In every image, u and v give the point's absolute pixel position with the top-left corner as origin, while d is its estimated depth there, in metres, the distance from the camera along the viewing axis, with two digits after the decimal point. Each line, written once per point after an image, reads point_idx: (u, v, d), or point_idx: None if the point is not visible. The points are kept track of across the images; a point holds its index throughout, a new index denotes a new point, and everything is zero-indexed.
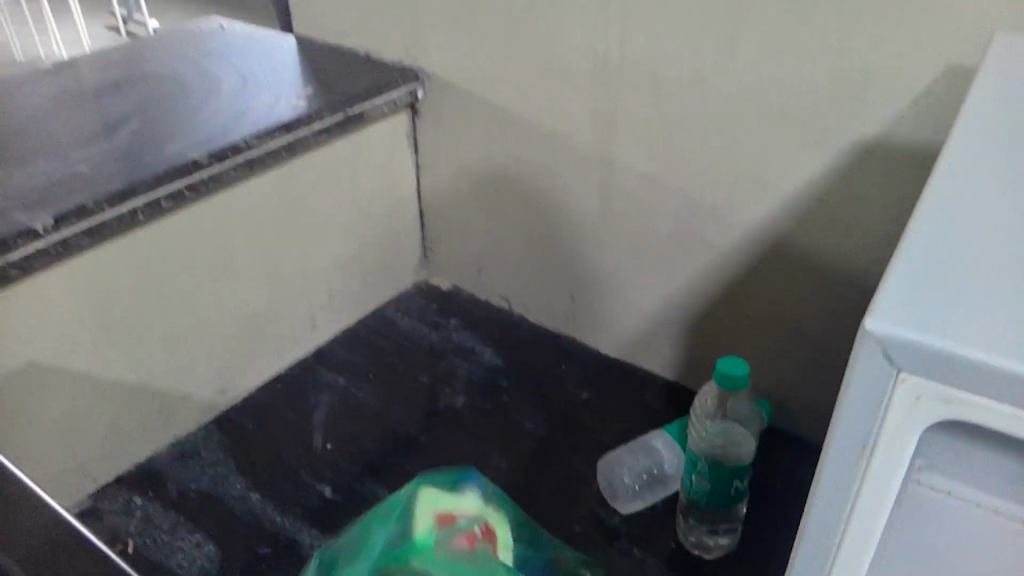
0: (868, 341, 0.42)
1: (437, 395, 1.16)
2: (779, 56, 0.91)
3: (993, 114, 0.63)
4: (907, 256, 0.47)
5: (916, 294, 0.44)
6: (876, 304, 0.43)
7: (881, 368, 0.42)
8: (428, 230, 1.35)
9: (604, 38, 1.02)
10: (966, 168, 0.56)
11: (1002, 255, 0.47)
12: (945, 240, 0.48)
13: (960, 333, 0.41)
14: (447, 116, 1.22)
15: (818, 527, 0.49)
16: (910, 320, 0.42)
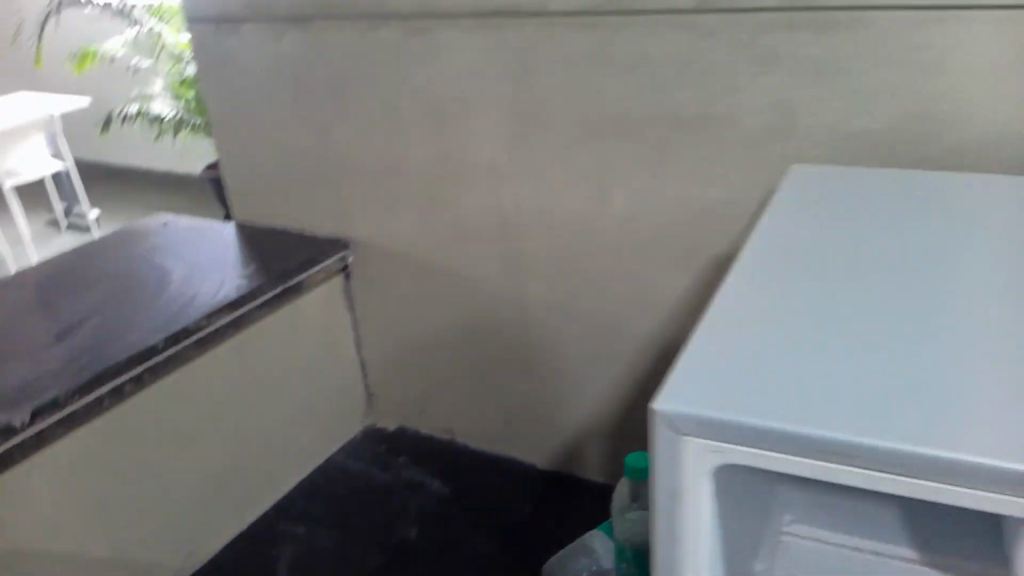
0: (659, 418, 0.51)
1: (392, 530, 1.25)
2: (643, 195, 1.08)
3: (782, 220, 0.78)
4: (695, 344, 0.58)
5: (706, 375, 0.54)
6: (664, 387, 0.53)
7: (674, 438, 0.52)
8: (370, 377, 1.47)
9: (500, 195, 1.19)
10: (751, 268, 0.69)
11: (771, 332, 0.59)
12: (728, 326, 0.60)
13: (727, 400, 0.52)
14: (376, 275, 1.37)
15: None
16: (690, 396, 0.52)
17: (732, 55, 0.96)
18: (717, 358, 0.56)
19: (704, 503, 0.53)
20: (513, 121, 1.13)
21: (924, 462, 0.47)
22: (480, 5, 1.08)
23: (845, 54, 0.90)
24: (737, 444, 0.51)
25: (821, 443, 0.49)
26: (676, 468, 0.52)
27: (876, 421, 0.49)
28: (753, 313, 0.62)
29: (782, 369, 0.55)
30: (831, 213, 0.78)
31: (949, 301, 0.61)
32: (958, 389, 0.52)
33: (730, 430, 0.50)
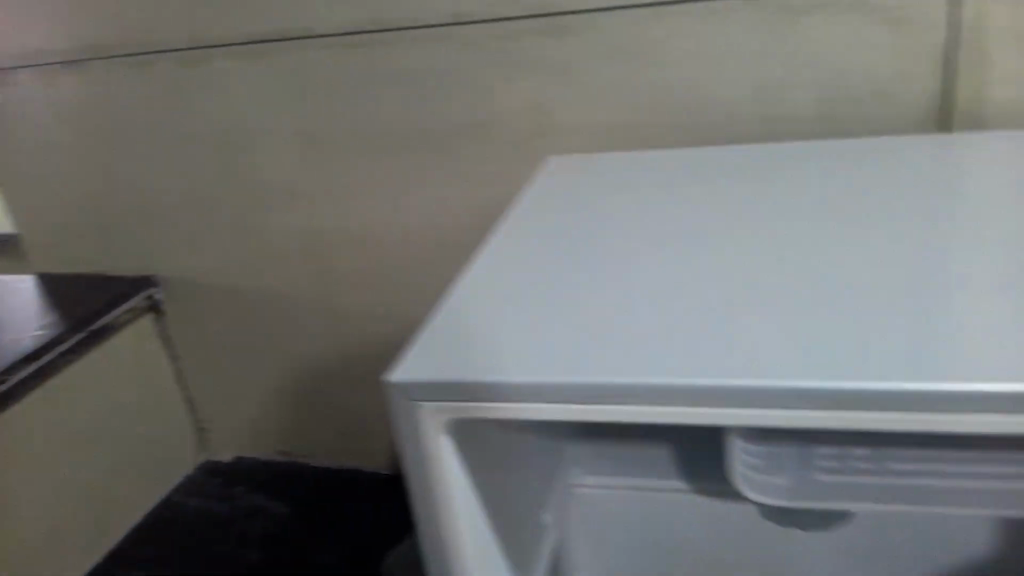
0: (395, 390, 0.54)
1: (232, 558, 1.26)
2: (428, 201, 1.15)
3: (537, 204, 0.83)
4: (437, 320, 0.61)
5: (458, 347, 0.58)
6: (402, 362, 0.56)
7: (407, 406, 0.54)
8: (198, 413, 1.46)
9: (297, 216, 1.22)
10: (502, 249, 0.73)
11: (508, 301, 0.63)
12: (470, 301, 0.64)
13: (457, 365, 0.55)
14: (187, 310, 1.37)
15: (433, 551, 0.59)
16: (423, 367, 0.55)
17: (485, 61, 1.04)
18: (456, 330, 0.60)
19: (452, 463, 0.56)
20: (298, 143, 1.17)
21: (628, 391, 0.52)
22: (246, 33, 1.11)
23: (581, 54, 0.99)
24: (471, 402, 0.54)
25: (566, 388, 0.53)
26: (419, 434, 0.55)
27: (588, 363, 0.54)
28: (495, 288, 0.66)
29: (512, 331, 0.59)
30: (581, 191, 0.85)
31: (669, 256, 0.68)
32: (664, 327, 0.57)
33: (460, 390, 0.54)
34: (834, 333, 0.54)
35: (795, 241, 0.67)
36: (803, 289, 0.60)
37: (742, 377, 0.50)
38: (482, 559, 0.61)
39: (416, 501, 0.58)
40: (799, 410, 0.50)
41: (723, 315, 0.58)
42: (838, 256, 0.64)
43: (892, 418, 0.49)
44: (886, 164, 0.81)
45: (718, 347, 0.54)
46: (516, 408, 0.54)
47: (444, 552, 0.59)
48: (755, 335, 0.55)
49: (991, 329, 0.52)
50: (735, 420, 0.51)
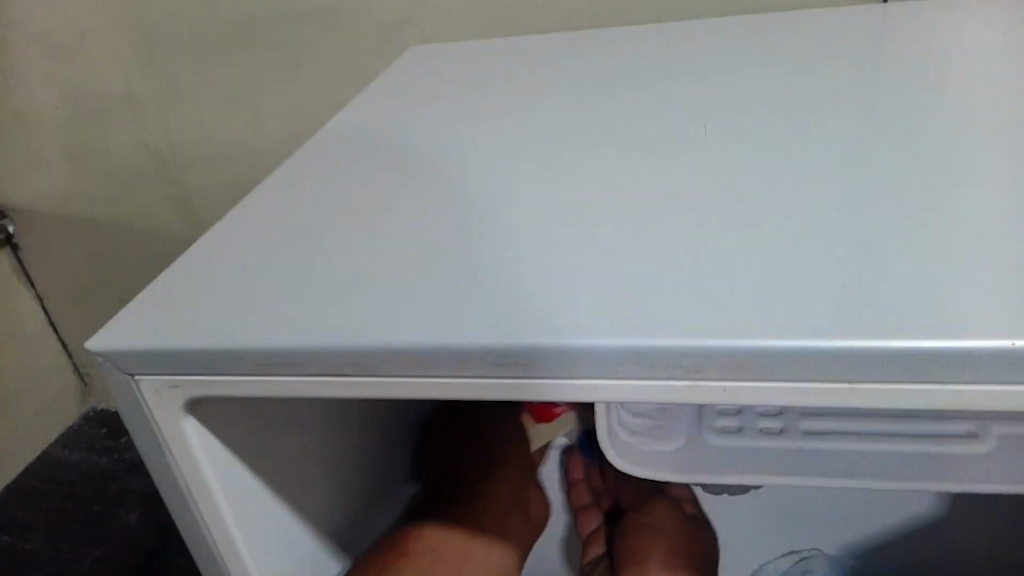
0: (98, 357, 0.40)
1: (109, 520, 1.13)
2: (296, 106, 0.99)
3: (373, 110, 0.67)
4: (183, 262, 0.47)
5: (211, 294, 0.43)
6: (117, 317, 0.42)
7: (123, 377, 0.41)
8: (76, 355, 1.31)
9: (151, 131, 1.05)
10: (301, 169, 0.58)
11: (281, 232, 0.48)
12: (233, 237, 0.49)
13: (179, 319, 0.41)
14: (46, 244, 1.20)
15: (193, 536, 0.47)
16: (140, 324, 0.41)
17: None
18: (199, 272, 0.45)
19: (195, 447, 0.43)
20: (138, 41, 0.98)
21: (388, 355, 0.37)
22: None
23: None
24: (193, 373, 0.40)
25: (343, 352, 0.37)
26: (141, 412, 0.42)
27: (342, 316, 0.39)
28: (273, 216, 0.51)
29: (267, 271, 0.44)
30: (430, 91, 0.69)
31: (504, 168, 0.53)
32: (474, 258, 0.42)
33: (171, 359, 0.39)
34: (683, 260, 0.39)
35: (666, 143, 0.52)
36: (655, 203, 0.45)
37: (532, 332, 0.36)
38: (261, 558, 0.49)
39: (168, 492, 0.45)
40: (615, 377, 0.36)
41: (558, 237, 0.43)
42: (716, 160, 0.49)
43: (739, 385, 0.34)
44: (804, 41, 0.66)
45: (517, 286, 0.39)
46: (255, 380, 0.40)
47: (210, 549, 0.47)
48: (577, 269, 0.40)
49: (889, 251, 0.37)
50: (535, 392, 0.37)
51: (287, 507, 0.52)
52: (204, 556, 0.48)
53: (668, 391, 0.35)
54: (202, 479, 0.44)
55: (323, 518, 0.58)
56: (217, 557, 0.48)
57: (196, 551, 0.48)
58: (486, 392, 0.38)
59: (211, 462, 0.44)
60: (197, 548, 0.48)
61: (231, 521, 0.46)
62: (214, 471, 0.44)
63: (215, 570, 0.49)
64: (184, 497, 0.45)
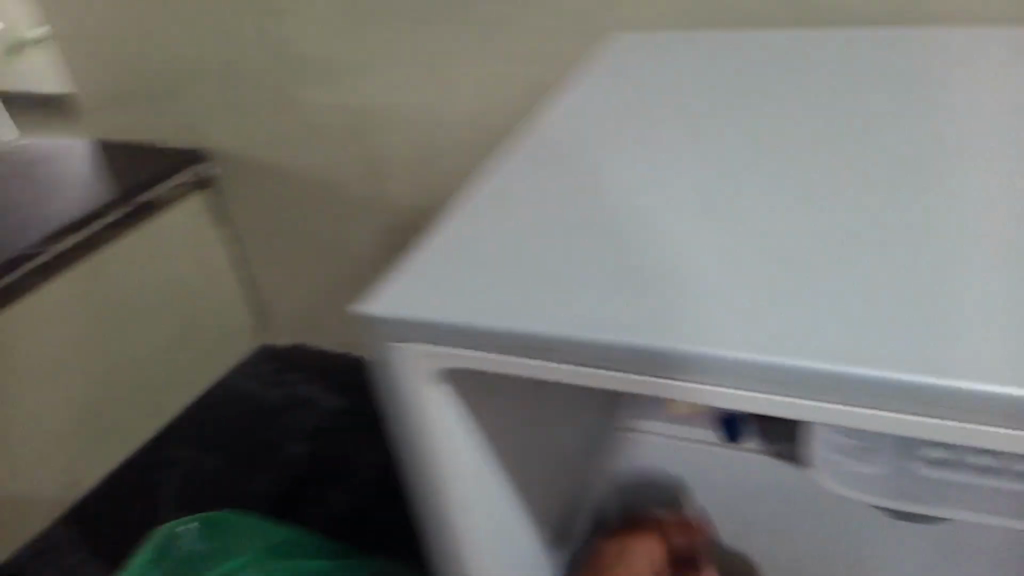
0: (365, 320, 0.46)
1: (277, 447, 1.22)
2: (493, 83, 1.01)
3: (590, 99, 0.68)
4: (428, 242, 0.51)
5: (471, 277, 0.48)
6: (379, 287, 0.48)
7: (393, 345, 0.46)
8: (260, 298, 1.39)
9: (346, 93, 1.09)
10: (530, 159, 0.60)
11: (513, 222, 0.53)
12: (471, 222, 0.53)
13: (434, 297, 0.46)
14: (238, 188, 1.28)
15: (423, 504, 0.51)
16: (417, 297, 0.46)
17: None
18: (444, 253, 0.50)
19: (440, 417, 0.47)
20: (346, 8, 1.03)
21: (646, 353, 0.42)
22: None
23: None
24: (460, 349, 0.45)
25: (606, 348, 0.43)
26: (396, 379, 0.47)
27: (571, 313, 0.44)
28: (510, 208, 0.53)
29: (501, 259, 0.49)
30: (649, 85, 0.68)
31: (722, 169, 0.55)
32: (711, 266, 0.46)
33: (429, 329, 0.45)
34: (914, 294, 0.42)
35: (789, 154, 0.56)
36: (882, 227, 0.47)
37: (787, 352, 0.40)
38: (480, 527, 0.53)
39: (405, 458, 0.49)
40: (853, 404, 0.40)
41: (790, 254, 0.46)
42: (935, 186, 0.51)
43: (941, 421, 0.39)
44: None
45: (758, 300, 0.43)
46: (518, 360, 0.45)
47: (437, 515, 0.51)
48: (815, 288, 0.43)
49: (987, 305, 0.41)
50: (774, 403, 0.41)
51: (500, 483, 0.55)
52: (427, 518, 0.52)
53: (899, 423, 0.40)
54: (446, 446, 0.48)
55: (523, 492, 0.61)
56: (442, 521, 0.52)
57: (423, 518, 0.52)
58: (728, 399, 0.42)
59: (452, 433, 0.48)
60: (427, 516, 0.52)
61: (460, 488, 0.50)
62: (455, 442, 0.48)
63: (437, 534, 0.53)
64: (422, 465, 0.49)
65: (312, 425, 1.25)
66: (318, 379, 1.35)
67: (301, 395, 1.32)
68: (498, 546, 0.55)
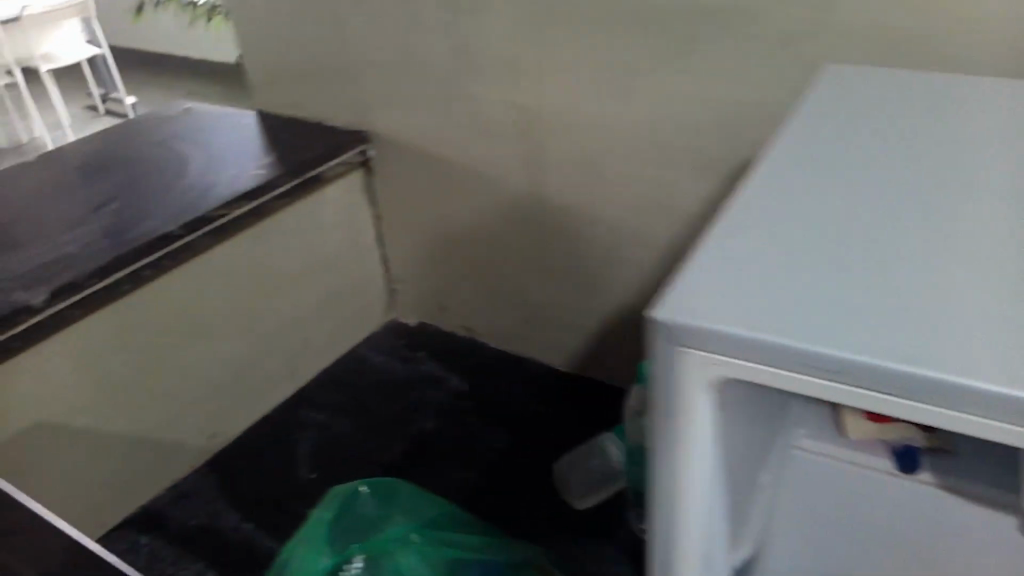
0: (657, 325, 0.48)
1: (409, 423, 1.29)
2: (669, 99, 1.02)
3: (817, 124, 0.70)
4: (698, 254, 0.53)
5: (750, 289, 0.49)
6: (666, 293, 0.50)
7: (673, 346, 0.48)
8: (391, 272, 1.47)
9: (519, 91, 1.13)
10: (776, 178, 0.61)
11: (778, 241, 0.54)
12: (735, 237, 0.54)
13: (724, 310, 0.48)
14: (394, 171, 1.34)
15: (659, 494, 0.54)
16: (701, 303, 0.48)
17: None
18: (719, 266, 0.52)
19: (702, 419, 0.51)
20: (532, 12, 1.07)
21: (942, 386, 0.42)
22: None
23: None
24: (738, 358, 0.47)
25: (899, 375, 0.43)
26: (673, 384, 0.50)
27: (868, 337, 0.45)
28: (774, 227, 0.55)
29: (777, 277, 0.50)
30: (875, 118, 0.70)
31: (989, 211, 0.55)
32: (1001, 308, 0.46)
33: (723, 341, 0.47)
34: None
35: None
36: None
37: None
38: (705, 526, 0.56)
39: (658, 453, 0.53)
40: None
41: None
42: None
43: None
44: None
45: None
46: (794, 376, 0.47)
47: (674, 512, 0.55)
48: None
49: None
50: None
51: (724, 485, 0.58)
52: (658, 513, 0.56)
53: None
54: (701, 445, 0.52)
55: (733, 497, 0.64)
56: (675, 518, 0.55)
57: (655, 506, 0.55)
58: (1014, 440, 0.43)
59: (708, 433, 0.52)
60: (659, 504, 0.55)
61: (701, 488, 0.53)
62: (708, 442, 0.52)
63: (664, 529, 0.56)
64: (674, 462, 0.52)
65: (443, 403, 1.31)
66: (447, 358, 1.40)
67: (431, 373, 1.38)
68: (712, 542, 0.58)
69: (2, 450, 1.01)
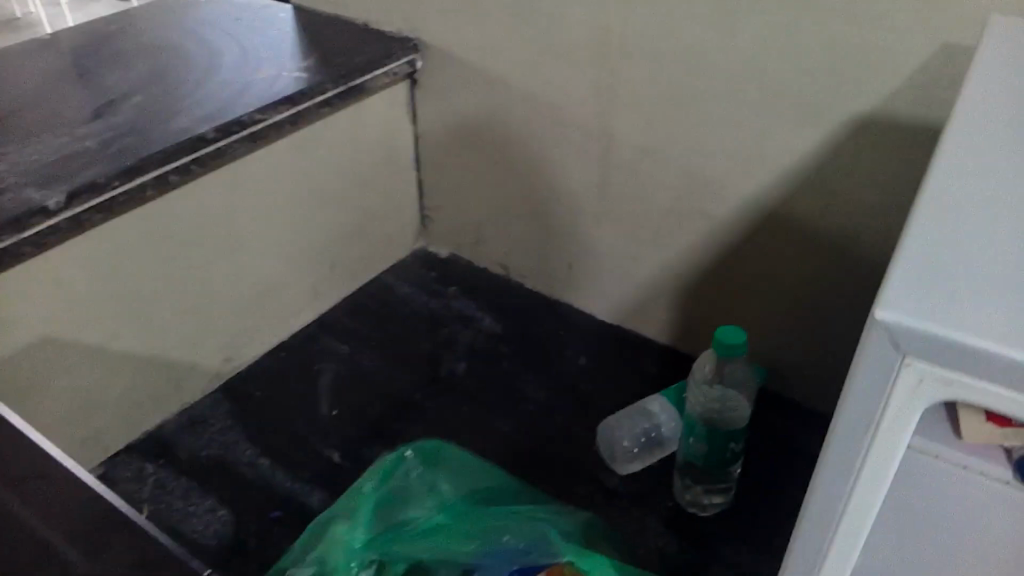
0: (877, 325, 0.39)
1: (438, 362, 1.20)
2: (778, 37, 0.90)
3: (997, 94, 0.60)
4: (908, 240, 0.44)
5: (989, 298, 0.40)
6: (884, 288, 0.41)
7: (887, 354, 0.39)
8: (426, 197, 1.37)
9: (604, 10, 1.00)
10: (975, 154, 0.52)
11: (1000, 233, 0.45)
12: (948, 222, 0.45)
13: (965, 317, 0.39)
14: (444, 88, 1.22)
15: (820, 505, 0.46)
16: (932, 307, 0.39)
17: None
18: (939, 258, 0.43)
19: (902, 438, 0.42)
20: None
21: None
22: None
23: None
24: (970, 378, 0.38)
25: None
26: (876, 396, 0.41)
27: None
28: (996, 218, 0.46)
29: (1014, 281, 0.42)
30: None
31: None
32: None
33: (959, 356, 0.38)
34: None
35: None
36: None
37: None
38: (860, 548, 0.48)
39: (829, 461, 0.44)
40: None
41: None
42: None
43: None
44: None
45: None
46: None
47: (829, 527, 0.47)
48: None
49: None
50: None
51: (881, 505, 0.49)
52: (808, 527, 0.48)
53: None
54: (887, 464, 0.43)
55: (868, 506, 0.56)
56: (830, 533, 0.47)
57: (810, 516, 0.47)
58: None
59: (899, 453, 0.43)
60: (817, 515, 0.47)
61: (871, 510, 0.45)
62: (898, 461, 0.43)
63: (809, 542, 0.49)
64: (847, 475, 0.44)
65: (482, 344, 1.22)
66: (485, 296, 1.32)
67: (466, 310, 1.29)
68: None
69: (8, 362, 0.91)
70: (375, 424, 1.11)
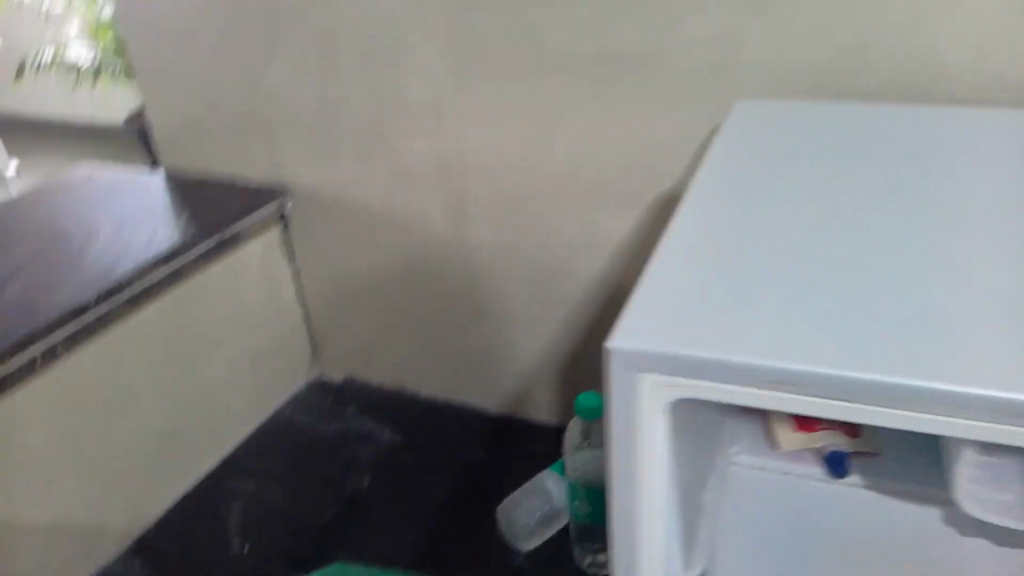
0: (614, 353, 0.53)
1: (344, 482, 1.25)
2: (589, 138, 1.07)
3: (724, 162, 0.76)
4: (638, 286, 0.58)
5: (690, 316, 0.55)
6: (618, 323, 0.54)
7: (624, 372, 0.53)
8: (314, 328, 1.45)
9: (444, 140, 1.15)
10: (698, 216, 0.67)
11: (707, 268, 0.60)
12: (669, 269, 0.60)
13: (669, 334, 0.53)
14: (315, 227, 1.34)
15: (622, 507, 0.57)
16: (648, 331, 0.54)
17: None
18: (656, 293, 0.57)
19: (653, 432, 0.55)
20: (450, 61, 1.10)
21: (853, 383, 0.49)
22: None
23: None
24: (681, 376, 0.53)
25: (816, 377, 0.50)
26: (627, 404, 0.54)
27: (978, 363, 0.49)
28: (704, 259, 0.61)
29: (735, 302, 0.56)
30: (773, 155, 0.77)
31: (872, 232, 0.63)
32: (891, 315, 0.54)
33: (669, 362, 0.52)
34: None
35: (923, 221, 0.64)
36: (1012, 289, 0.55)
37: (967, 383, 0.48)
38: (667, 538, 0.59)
39: (615, 467, 0.56)
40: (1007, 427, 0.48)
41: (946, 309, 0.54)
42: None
43: None
44: None
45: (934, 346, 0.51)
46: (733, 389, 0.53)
47: (633, 524, 0.58)
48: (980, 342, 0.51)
49: None
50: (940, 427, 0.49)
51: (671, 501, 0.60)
52: (619, 532, 0.59)
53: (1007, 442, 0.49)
54: (653, 457, 0.56)
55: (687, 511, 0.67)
56: (634, 528, 0.58)
57: (619, 519, 0.58)
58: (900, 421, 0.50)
59: (659, 446, 0.56)
60: (623, 517, 0.58)
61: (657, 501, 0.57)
62: (659, 453, 0.56)
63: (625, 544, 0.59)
64: (630, 475, 0.56)
65: (381, 460, 1.29)
66: (377, 412, 1.39)
67: (364, 428, 1.36)
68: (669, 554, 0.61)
69: None
70: (290, 553, 1.15)
